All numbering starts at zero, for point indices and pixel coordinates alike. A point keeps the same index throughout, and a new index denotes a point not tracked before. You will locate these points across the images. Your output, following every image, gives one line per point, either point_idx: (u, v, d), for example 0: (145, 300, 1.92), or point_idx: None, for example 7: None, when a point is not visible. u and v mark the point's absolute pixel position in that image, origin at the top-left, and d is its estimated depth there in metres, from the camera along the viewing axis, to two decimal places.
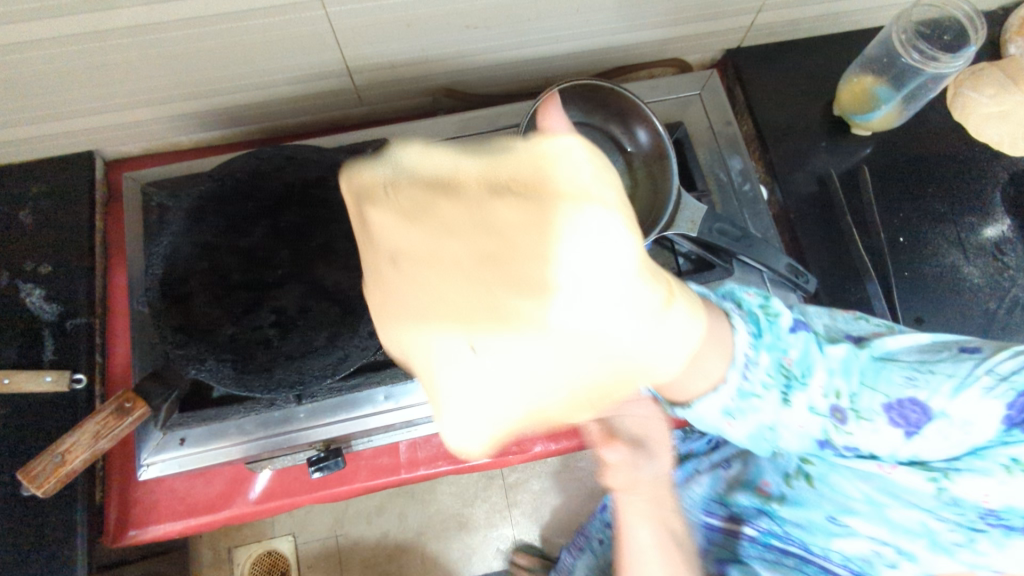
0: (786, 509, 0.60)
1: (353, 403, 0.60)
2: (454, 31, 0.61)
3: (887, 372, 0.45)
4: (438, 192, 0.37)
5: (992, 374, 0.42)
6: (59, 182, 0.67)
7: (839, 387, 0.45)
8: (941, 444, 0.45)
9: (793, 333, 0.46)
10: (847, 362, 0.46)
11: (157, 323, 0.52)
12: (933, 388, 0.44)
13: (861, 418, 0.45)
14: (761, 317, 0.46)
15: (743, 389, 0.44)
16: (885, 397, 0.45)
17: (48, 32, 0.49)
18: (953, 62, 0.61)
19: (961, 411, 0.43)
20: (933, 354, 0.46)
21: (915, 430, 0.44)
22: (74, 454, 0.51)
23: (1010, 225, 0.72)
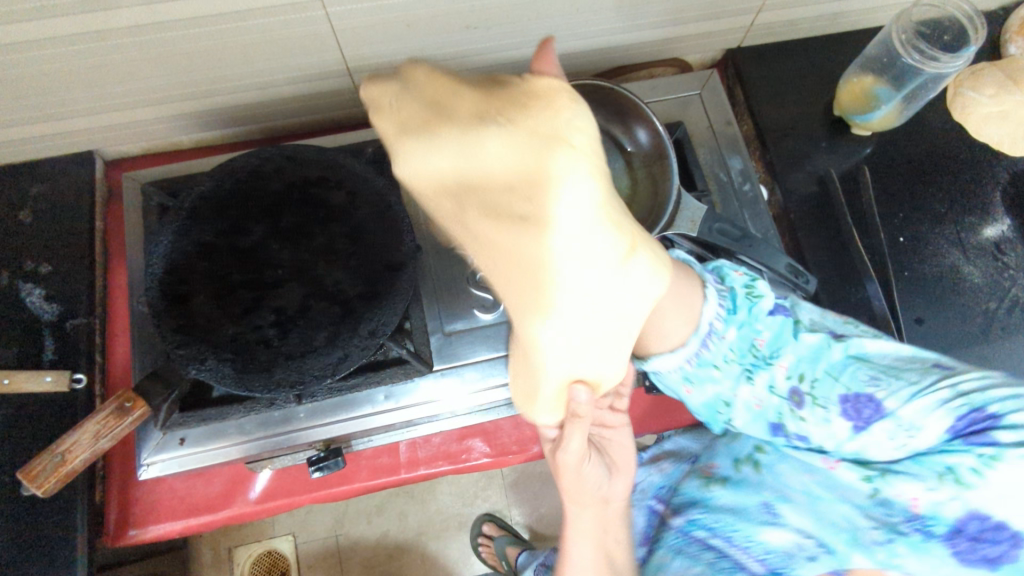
0: (728, 498, 0.55)
1: (353, 403, 0.60)
2: (455, 31, 0.61)
3: (856, 369, 0.50)
4: (432, 115, 0.40)
5: (957, 391, 0.45)
6: (59, 182, 0.67)
7: (804, 371, 0.53)
8: (884, 445, 0.48)
9: (768, 319, 0.55)
10: (813, 353, 0.53)
11: (158, 323, 0.53)
12: (897, 391, 0.47)
13: (815, 403, 0.51)
14: (738, 295, 0.56)
15: (701, 358, 0.55)
16: (845, 387, 0.50)
17: (48, 32, 0.49)
18: (953, 62, 0.61)
19: (911, 416, 0.46)
20: (906, 364, 0.50)
21: (866, 427, 0.48)
22: (75, 453, 0.51)
23: (1010, 225, 0.72)
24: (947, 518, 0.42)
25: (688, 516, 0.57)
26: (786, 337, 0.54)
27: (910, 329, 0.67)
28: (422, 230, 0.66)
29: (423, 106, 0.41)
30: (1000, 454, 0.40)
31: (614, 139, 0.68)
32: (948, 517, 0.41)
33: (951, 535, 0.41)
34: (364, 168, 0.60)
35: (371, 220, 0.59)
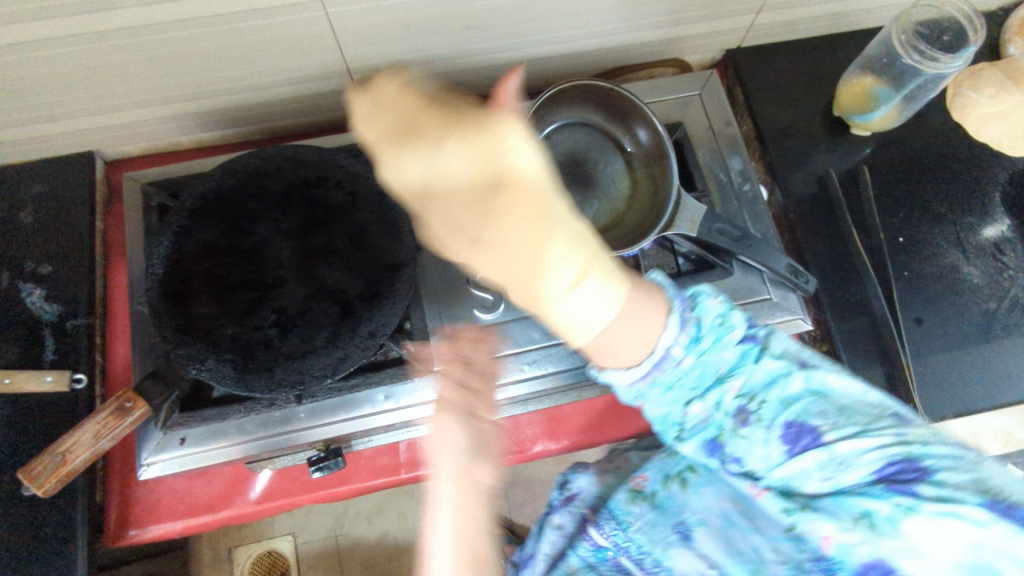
0: (648, 520, 0.52)
1: (353, 403, 0.61)
2: (455, 31, 0.61)
3: (812, 404, 0.41)
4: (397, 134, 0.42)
5: (896, 438, 0.39)
6: (59, 182, 0.67)
7: (762, 397, 0.42)
8: (812, 479, 0.40)
9: (736, 342, 0.43)
10: (768, 382, 0.42)
11: (158, 323, 0.52)
12: (841, 426, 0.40)
13: (763, 427, 0.41)
14: (707, 325, 0.43)
15: (653, 380, 0.43)
16: (793, 415, 0.41)
17: (49, 32, 0.49)
18: (953, 62, 0.61)
19: (846, 451, 0.39)
20: (870, 413, 0.40)
21: (802, 459, 0.40)
22: (75, 454, 0.51)
23: (1010, 225, 0.72)
24: (854, 564, 0.37)
25: (606, 533, 0.55)
26: (751, 367, 0.42)
27: (910, 329, 0.67)
28: None
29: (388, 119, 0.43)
30: (918, 507, 0.36)
31: (614, 139, 0.68)
32: (854, 565, 0.37)
33: None
34: (364, 167, 0.60)
35: (371, 220, 0.59)
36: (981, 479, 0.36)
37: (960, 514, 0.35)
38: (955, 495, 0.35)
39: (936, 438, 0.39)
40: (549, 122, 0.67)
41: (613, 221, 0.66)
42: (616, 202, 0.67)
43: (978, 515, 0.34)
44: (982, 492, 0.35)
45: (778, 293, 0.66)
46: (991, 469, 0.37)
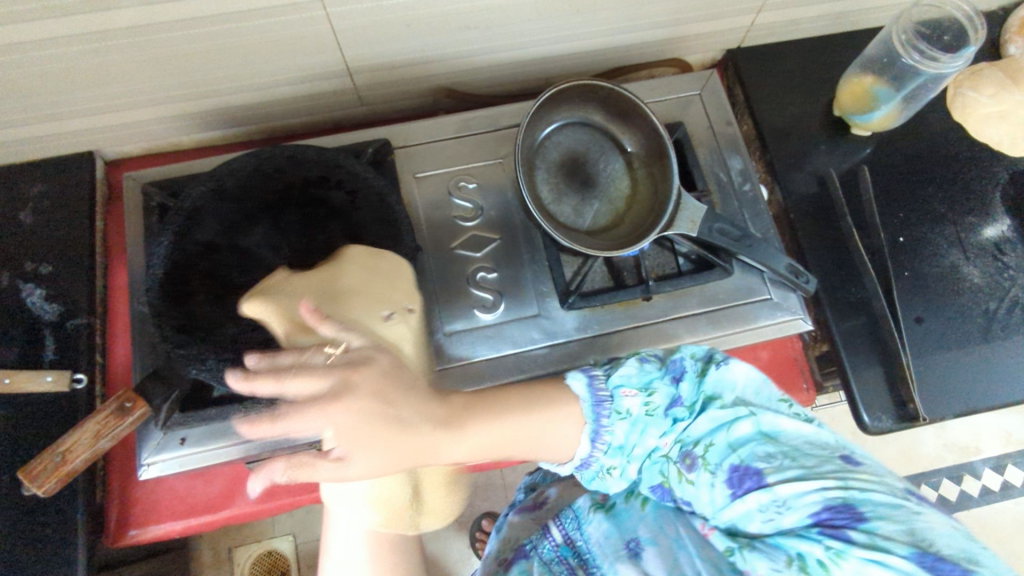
0: (601, 527, 0.58)
1: None
2: (455, 32, 0.61)
3: (759, 446, 0.45)
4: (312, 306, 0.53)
5: (835, 484, 0.41)
6: (59, 182, 0.67)
7: (703, 441, 0.48)
8: (755, 520, 0.43)
9: (667, 414, 0.51)
10: (712, 432, 0.47)
11: (158, 322, 0.52)
12: (785, 470, 0.43)
13: (708, 470, 0.46)
14: (619, 414, 0.51)
15: (590, 471, 0.54)
16: (738, 458, 0.45)
17: (47, 32, 0.49)
18: (952, 62, 0.61)
19: (785, 492, 0.42)
20: (815, 456, 0.43)
21: (744, 499, 0.44)
22: (75, 454, 0.51)
23: (1010, 224, 0.72)
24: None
25: (566, 536, 0.60)
26: (699, 421, 0.48)
27: (910, 329, 0.67)
28: (423, 230, 0.66)
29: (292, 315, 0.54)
30: (846, 551, 0.37)
31: (614, 139, 0.68)
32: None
33: None
34: (364, 167, 0.59)
35: (372, 220, 0.59)
36: (912, 530, 0.37)
37: (886, 562, 0.36)
38: (888, 546, 0.37)
39: (882, 487, 0.40)
40: (549, 123, 0.67)
41: (613, 221, 0.66)
42: (616, 201, 0.67)
43: (902, 565, 0.35)
44: (912, 543, 0.36)
45: (778, 293, 0.66)
46: (928, 519, 0.38)
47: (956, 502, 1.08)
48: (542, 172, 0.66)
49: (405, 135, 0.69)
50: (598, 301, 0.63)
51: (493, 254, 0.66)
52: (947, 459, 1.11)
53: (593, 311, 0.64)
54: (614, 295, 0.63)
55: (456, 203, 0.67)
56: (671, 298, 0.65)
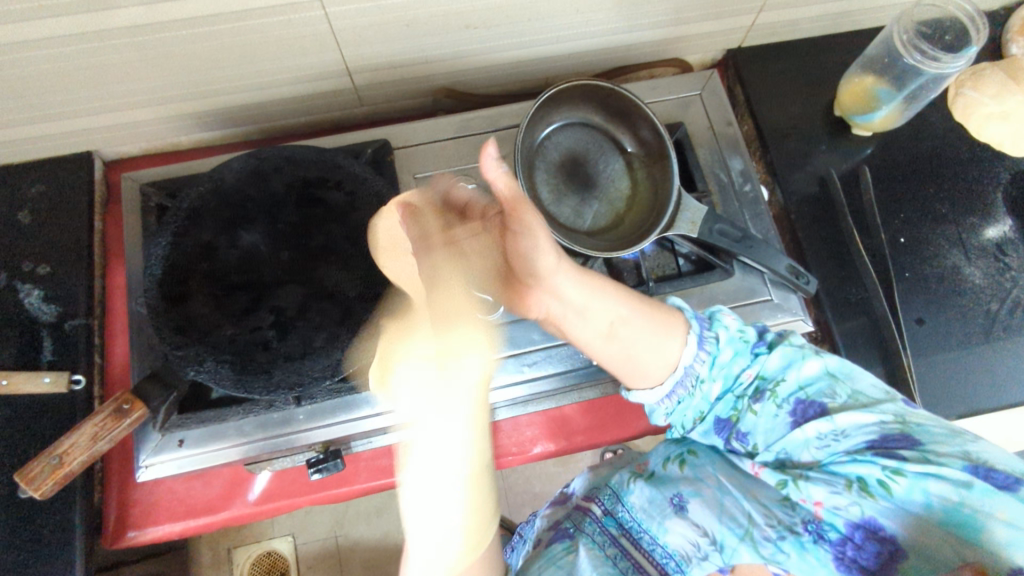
0: (645, 496, 0.58)
1: (353, 404, 0.61)
2: (455, 31, 0.61)
3: (825, 384, 0.50)
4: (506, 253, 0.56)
5: (894, 417, 0.47)
6: (58, 181, 0.67)
7: (789, 381, 0.51)
8: (814, 447, 0.48)
9: (750, 352, 0.53)
10: (781, 368, 0.51)
11: (157, 323, 0.52)
12: (847, 404, 0.48)
13: (774, 403, 0.51)
14: (726, 338, 0.54)
15: (682, 394, 0.54)
16: (804, 394, 0.50)
17: (45, 32, 0.49)
18: (953, 62, 0.61)
19: (845, 419, 0.47)
20: (876, 392, 0.49)
21: (806, 431, 0.49)
22: (74, 455, 0.51)
23: (1011, 225, 0.71)
24: (842, 524, 0.46)
25: (607, 508, 0.61)
26: (771, 358, 0.52)
27: (910, 330, 0.66)
28: None
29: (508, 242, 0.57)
30: (903, 469, 0.44)
31: (614, 139, 0.68)
32: (843, 524, 0.46)
33: (841, 541, 0.45)
34: (363, 168, 0.60)
35: (371, 221, 0.59)
36: (969, 451, 0.43)
37: (940, 474, 0.43)
38: (942, 461, 0.43)
39: (934, 421, 0.47)
40: (549, 122, 0.67)
41: (613, 221, 0.66)
42: (616, 202, 0.67)
43: (957, 476, 0.42)
44: (965, 459, 0.43)
45: (778, 293, 0.66)
46: (982, 447, 0.44)
47: None
48: (543, 171, 0.66)
49: (405, 135, 0.69)
50: None
51: None
52: None
53: None
54: None
55: None
56: None
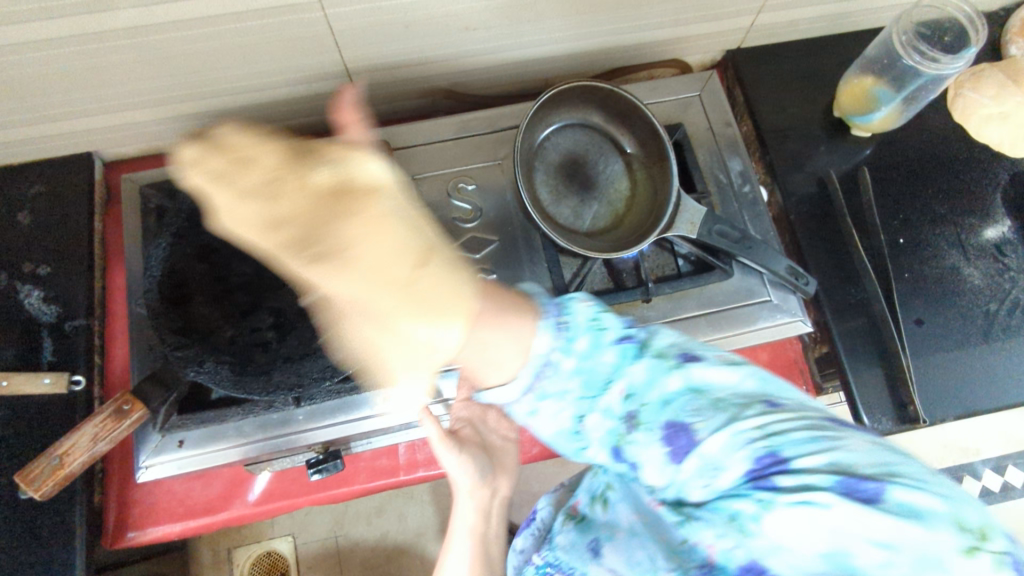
0: (570, 538, 0.44)
1: (353, 405, 0.60)
2: (454, 32, 0.61)
3: (690, 401, 0.33)
4: (275, 155, 0.33)
5: (757, 431, 0.30)
6: (57, 182, 0.67)
7: (641, 390, 0.34)
8: (694, 486, 0.31)
9: (616, 348, 0.36)
10: (647, 385, 0.34)
11: (156, 323, 0.51)
12: (711, 416, 0.31)
13: (639, 425, 0.34)
14: (580, 326, 0.37)
15: (539, 390, 0.37)
16: (669, 410, 0.33)
17: (44, 33, 0.49)
18: (953, 63, 0.61)
19: (710, 444, 0.31)
20: (754, 398, 0.32)
21: (680, 466, 0.32)
22: (74, 456, 0.51)
23: (1011, 225, 0.71)
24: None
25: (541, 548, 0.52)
26: (632, 367, 0.35)
27: (910, 330, 0.66)
28: None
29: (251, 150, 0.33)
30: (774, 501, 0.27)
31: (614, 141, 0.68)
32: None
33: None
34: None
35: None
36: (836, 459, 0.27)
37: (810, 499, 0.26)
38: (807, 477, 0.27)
39: (806, 422, 0.30)
40: (549, 123, 0.67)
41: (613, 222, 0.66)
42: (616, 202, 0.67)
43: (827, 498, 0.26)
44: (835, 471, 0.27)
45: (778, 294, 0.66)
46: (849, 445, 0.28)
47: None
48: (542, 172, 0.66)
49: (404, 135, 0.69)
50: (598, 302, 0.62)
51: (493, 255, 0.66)
52: (949, 461, 1.18)
53: None
54: (614, 296, 0.63)
55: (456, 205, 0.67)
56: (670, 300, 0.65)
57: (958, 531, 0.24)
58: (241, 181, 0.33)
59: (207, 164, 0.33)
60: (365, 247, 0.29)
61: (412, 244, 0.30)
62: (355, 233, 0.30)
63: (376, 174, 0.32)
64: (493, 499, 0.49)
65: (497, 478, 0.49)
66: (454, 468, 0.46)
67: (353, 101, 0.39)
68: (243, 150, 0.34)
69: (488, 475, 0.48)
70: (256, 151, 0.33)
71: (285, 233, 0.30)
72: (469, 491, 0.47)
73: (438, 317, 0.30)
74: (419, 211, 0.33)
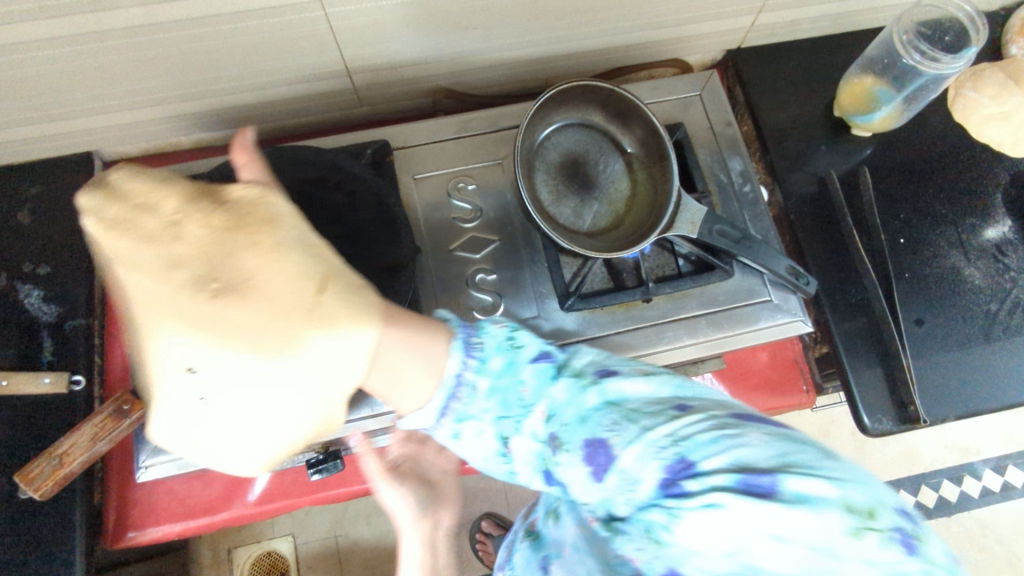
0: (523, 555, 0.47)
1: (353, 405, 0.58)
2: (455, 31, 0.61)
3: (605, 416, 0.34)
4: (185, 204, 0.40)
5: (666, 438, 0.30)
6: (56, 181, 0.67)
7: (562, 411, 0.37)
8: (617, 505, 0.30)
9: (536, 373, 0.41)
10: (565, 403, 0.37)
11: None
12: (624, 430, 0.32)
13: (565, 447, 0.35)
14: (493, 347, 0.43)
15: (459, 410, 0.42)
16: (586, 429, 0.34)
17: (45, 32, 0.49)
18: (954, 62, 0.61)
19: (625, 459, 0.31)
20: (663, 407, 0.33)
21: (602, 482, 0.32)
22: (73, 456, 0.52)
23: (1011, 225, 0.71)
24: None
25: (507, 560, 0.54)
26: (552, 390, 0.39)
27: (910, 330, 0.66)
28: (422, 230, 0.66)
29: (156, 196, 0.40)
30: (677, 510, 0.27)
31: (614, 140, 0.68)
32: None
33: None
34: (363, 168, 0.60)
35: (370, 220, 0.59)
36: (738, 456, 0.27)
37: (711, 503, 0.26)
38: (707, 478, 0.27)
39: (708, 419, 0.30)
40: (548, 123, 0.67)
41: (613, 222, 0.66)
42: (616, 202, 0.67)
43: (727, 499, 0.26)
44: (735, 468, 0.27)
45: (778, 293, 0.66)
46: (748, 439, 0.28)
47: (956, 502, 1.15)
48: (542, 172, 0.66)
49: (405, 135, 0.69)
50: (598, 302, 0.62)
51: (493, 255, 0.66)
52: (948, 460, 1.18)
53: (593, 311, 0.64)
54: (615, 295, 0.63)
55: (456, 204, 0.67)
56: (671, 299, 0.65)
57: (847, 514, 0.24)
58: (139, 230, 0.39)
59: (107, 212, 0.40)
60: (262, 277, 0.38)
61: (306, 270, 0.39)
62: (256, 266, 0.38)
63: (276, 208, 0.41)
64: (439, 539, 0.50)
65: (439, 511, 0.50)
66: (393, 499, 0.49)
67: (251, 142, 0.44)
68: (143, 196, 0.40)
69: (433, 508, 0.50)
70: (164, 192, 0.41)
71: (185, 270, 0.38)
72: (409, 528, 0.49)
73: (341, 329, 0.38)
74: (316, 240, 0.41)
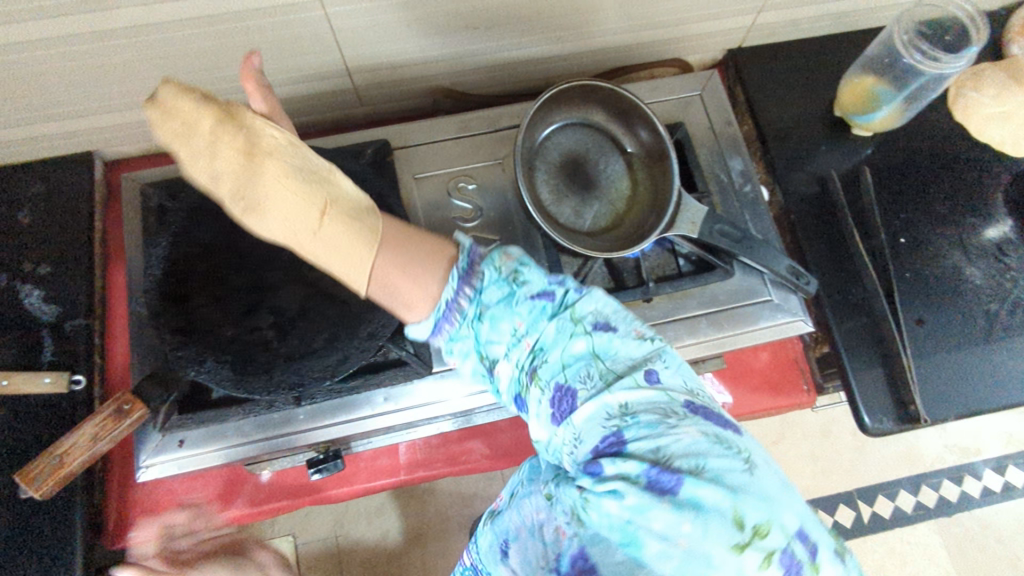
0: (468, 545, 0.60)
1: (353, 405, 0.60)
2: (455, 31, 0.61)
3: (585, 366, 0.35)
4: (217, 124, 0.40)
5: (617, 411, 0.34)
6: (56, 181, 0.67)
7: (550, 355, 0.36)
8: (565, 456, 0.36)
9: (532, 306, 0.37)
10: (554, 344, 0.36)
11: (157, 324, 0.53)
12: (589, 396, 0.35)
13: (536, 385, 0.36)
14: (491, 278, 0.38)
15: (449, 333, 0.39)
16: (562, 376, 0.35)
17: (44, 32, 0.49)
18: (954, 62, 0.61)
19: (578, 423, 0.35)
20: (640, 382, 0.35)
21: (557, 427, 0.36)
22: (74, 455, 0.52)
23: (1011, 225, 0.71)
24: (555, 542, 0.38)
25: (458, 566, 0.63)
26: (546, 325, 0.37)
27: (910, 330, 0.66)
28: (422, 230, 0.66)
29: (196, 113, 0.40)
30: (592, 489, 0.33)
31: (614, 140, 0.68)
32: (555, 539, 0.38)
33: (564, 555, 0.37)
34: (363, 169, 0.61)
35: None
36: (659, 449, 0.32)
37: (621, 491, 0.32)
38: (626, 462, 0.32)
39: (658, 406, 0.34)
40: (549, 123, 0.67)
41: (613, 222, 0.66)
42: (616, 202, 0.67)
43: (637, 497, 0.31)
44: (652, 460, 0.32)
45: (778, 293, 0.66)
46: (680, 433, 0.33)
47: (956, 502, 1.15)
48: (543, 172, 0.66)
49: (405, 135, 0.69)
50: None
51: None
52: (948, 461, 1.18)
53: None
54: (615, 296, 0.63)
55: (456, 204, 0.66)
56: (671, 300, 0.65)
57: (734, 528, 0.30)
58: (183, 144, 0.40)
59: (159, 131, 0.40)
60: (279, 194, 0.39)
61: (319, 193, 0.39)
62: (272, 188, 0.39)
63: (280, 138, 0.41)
64: None
65: None
66: None
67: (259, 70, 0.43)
68: (185, 114, 0.40)
69: None
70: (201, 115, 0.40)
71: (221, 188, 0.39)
72: None
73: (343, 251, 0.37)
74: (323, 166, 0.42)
